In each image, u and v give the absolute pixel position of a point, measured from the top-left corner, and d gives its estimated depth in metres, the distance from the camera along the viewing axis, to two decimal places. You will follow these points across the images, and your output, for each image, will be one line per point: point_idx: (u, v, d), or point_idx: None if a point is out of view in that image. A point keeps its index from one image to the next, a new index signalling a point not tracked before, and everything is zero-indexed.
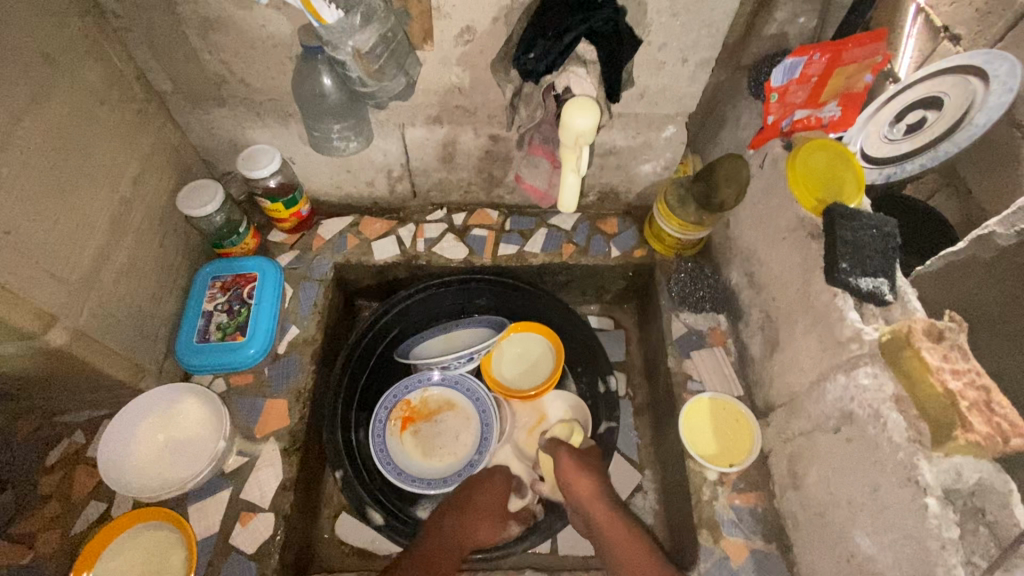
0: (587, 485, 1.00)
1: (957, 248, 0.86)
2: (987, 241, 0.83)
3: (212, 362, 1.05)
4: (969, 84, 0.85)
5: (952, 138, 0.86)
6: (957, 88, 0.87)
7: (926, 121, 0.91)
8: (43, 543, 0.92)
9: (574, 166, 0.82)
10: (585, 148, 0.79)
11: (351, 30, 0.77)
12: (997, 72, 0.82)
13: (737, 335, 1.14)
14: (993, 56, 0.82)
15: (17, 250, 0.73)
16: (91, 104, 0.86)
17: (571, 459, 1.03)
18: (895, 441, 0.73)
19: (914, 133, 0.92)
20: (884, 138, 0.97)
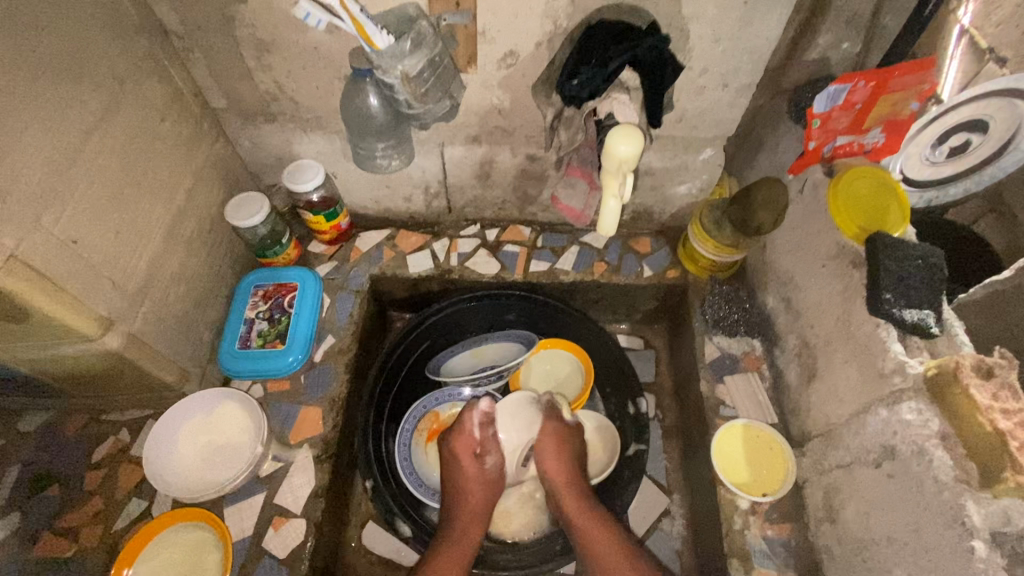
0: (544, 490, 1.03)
1: (1004, 276, 0.84)
2: None
3: (252, 368, 1.09)
4: (1016, 108, 0.88)
5: (1002, 159, 0.93)
6: (1001, 111, 0.90)
7: (970, 144, 0.95)
8: (86, 538, 0.96)
9: (617, 191, 0.82)
10: (628, 172, 0.81)
11: (401, 55, 0.81)
12: None
13: (773, 361, 1.13)
14: None
15: (83, 259, 0.78)
16: (154, 121, 0.91)
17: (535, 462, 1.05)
18: (941, 481, 0.71)
19: (958, 156, 0.96)
20: (926, 161, 0.98)
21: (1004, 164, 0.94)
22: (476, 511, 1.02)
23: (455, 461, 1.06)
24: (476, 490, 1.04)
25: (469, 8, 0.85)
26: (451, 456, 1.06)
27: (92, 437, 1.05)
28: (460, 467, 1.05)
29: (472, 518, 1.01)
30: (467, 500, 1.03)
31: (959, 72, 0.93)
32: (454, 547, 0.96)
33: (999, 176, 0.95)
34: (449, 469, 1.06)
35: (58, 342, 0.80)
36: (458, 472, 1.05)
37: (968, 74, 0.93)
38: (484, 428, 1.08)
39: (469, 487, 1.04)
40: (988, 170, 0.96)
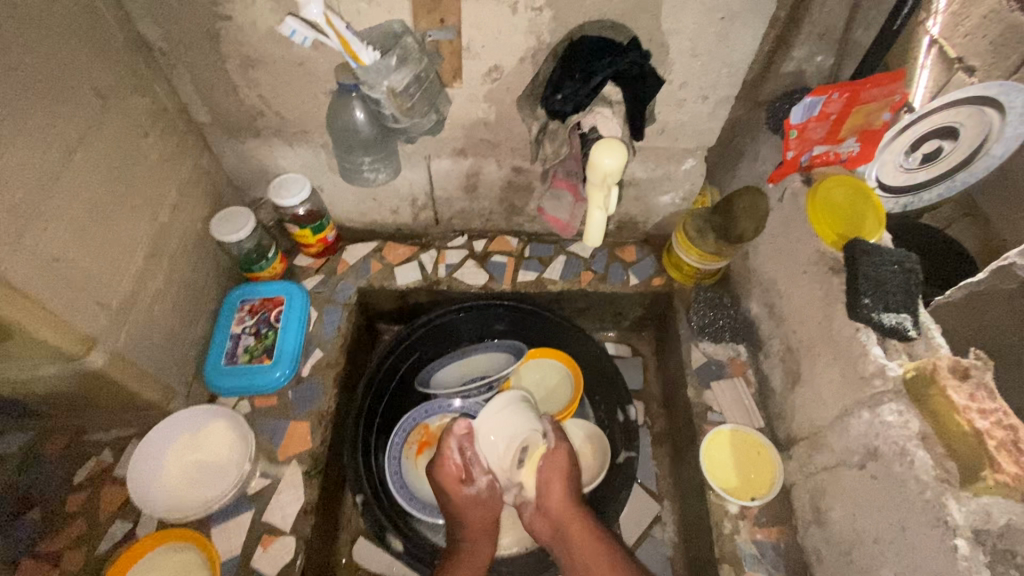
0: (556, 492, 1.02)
1: (975, 279, 0.88)
2: (1008, 271, 0.84)
3: (240, 384, 1.08)
4: (985, 116, 0.91)
5: (971, 167, 0.96)
6: (970, 119, 0.93)
7: (941, 151, 0.98)
8: (68, 562, 0.94)
9: (602, 203, 0.84)
10: (612, 184, 0.81)
11: (387, 70, 0.82)
12: (1014, 104, 0.87)
13: (758, 366, 1.15)
14: (1010, 89, 0.87)
15: (65, 277, 0.77)
16: (138, 137, 0.91)
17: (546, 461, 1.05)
18: (923, 480, 0.73)
19: (930, 164, 0.99)
20: (901, 168, 1.02)
21: (976, 169, 0.97)
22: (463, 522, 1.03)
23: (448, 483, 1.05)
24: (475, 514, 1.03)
25: (454, 23, 0.86)
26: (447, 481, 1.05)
27: (73, 457, 1.03)
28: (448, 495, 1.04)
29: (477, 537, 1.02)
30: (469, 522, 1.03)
31: (929, 81, 0.98)
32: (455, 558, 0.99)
33: (971, 181, 0.98)
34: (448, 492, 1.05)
35: (39, 361, 0.79)
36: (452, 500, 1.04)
37: (937, 83, 0.97)
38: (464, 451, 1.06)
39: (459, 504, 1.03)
40: (961, 176, 0.99)
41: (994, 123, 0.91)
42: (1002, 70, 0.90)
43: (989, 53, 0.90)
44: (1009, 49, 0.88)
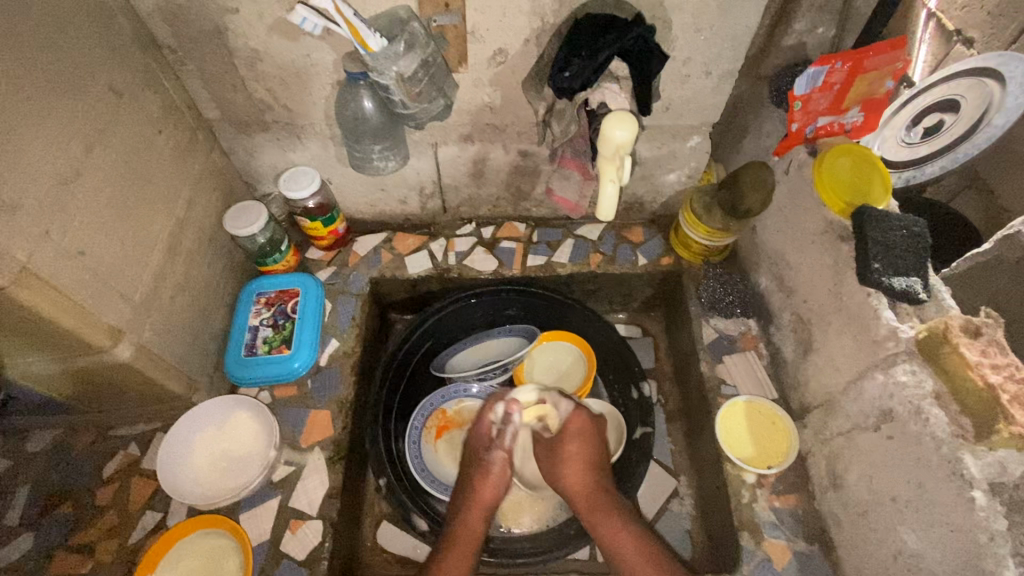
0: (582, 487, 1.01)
1: (982, 249, 0.88)
2: (1013, 240, 0.84)
3: (260, 375, 1.10)
4: (985, 87, 0.89)
5: (973, 139, 0.92)
6: (972, 91, 0.91)
7: (943, 124, 0.95)
8: (102, 553, 0.96)
9: (615, 176, 0.82)
10: (624, 157, 0.80)
11: (395, 56, 0.83)
12: (1013, 73, 0.85)
13: (769, 339, 1.16)
14: (1007, 58, 0.86)
15: (91, 271, 0.77)
16: (152, 133, 0.92)
17: (578, 454, 1.03)
18: (938, 437, 0.74)
19: (931, 137, 0.97)
20: (901, 142, 1.00)
21: (977, 141, 0.92)
22: (486, 503, 1.01)
23: (473, 464, 1.06)
24: (486, 486, 1.02)
25: (458, 8, 0.87)
26: (475, 463, 1.05)
27: (100, 453, 1.06)
28: (478, 483, 1.02)
29: (481, 512, 1.00)
30: (484, 495, 1.01)
31: (928, 55, 1.00)
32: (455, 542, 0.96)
33: (973, 153, 0.93)
34: (468, 471, 1.05)
35: (68, 356, 0.80)
36: (472, 486, 1.02)
37: (935, 57, 0.99)
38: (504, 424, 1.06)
39: (489, 498, 1.01)
40: (962, 149, 0.94)
41: (994, 94, 0.88)
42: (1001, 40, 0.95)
43: (987, 23, 0.95)
44: (1006, 19, 0.94)
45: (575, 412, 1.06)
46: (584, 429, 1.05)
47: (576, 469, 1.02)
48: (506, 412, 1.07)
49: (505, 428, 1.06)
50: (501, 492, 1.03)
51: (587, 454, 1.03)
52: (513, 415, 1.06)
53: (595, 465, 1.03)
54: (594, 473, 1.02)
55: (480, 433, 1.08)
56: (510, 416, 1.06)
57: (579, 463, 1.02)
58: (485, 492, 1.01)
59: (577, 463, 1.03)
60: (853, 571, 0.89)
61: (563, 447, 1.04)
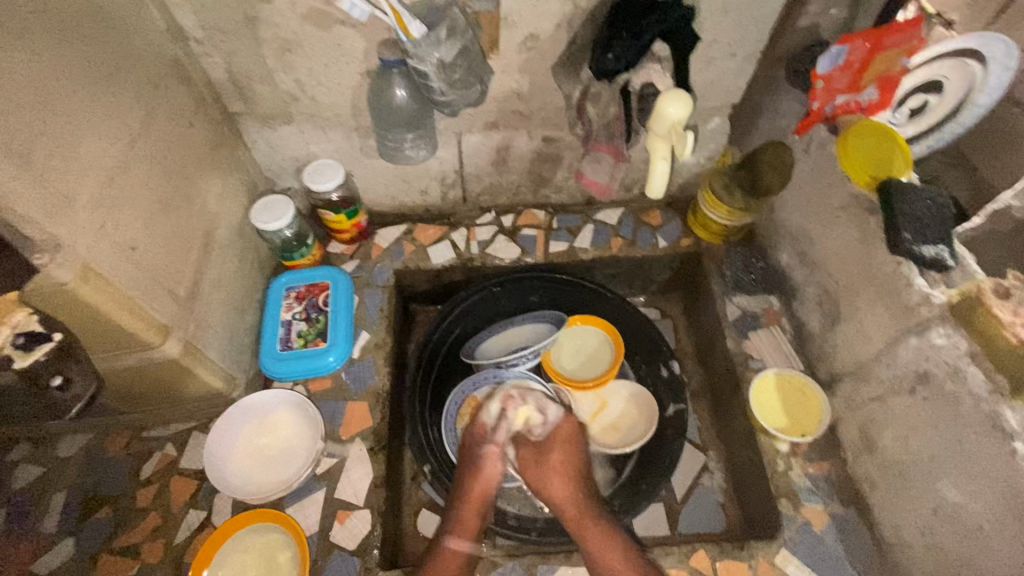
0: (559, 490, 1.01)
1: (971, 223, 0.87)
2: (1003, 214, 0.85)
3: (296, 369, 1.09)
4: (967, 66, 0.88)
5: (959, 118, 0.91)
6: (955, 70, 0.90)
7: (928, 104, 0.94)
8: (148, 554, 0.95)
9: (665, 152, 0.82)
10: (679, 135, 0.82)
11: (437, 42, 0.83)
12: (994, 53, 0.84)
13: (792, 314, 1.19)
14: (987, 38, 0.84)
15: (141, 266, 0.76)
16: (185, 126, 0.91)
17: (559, 461, 1.04)
18: (977, 394, 0.78)
19: (917, 117, 0.96)
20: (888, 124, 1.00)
21: (963, 120, 0.90)
22: (478, 499, 1.00)
23: (467, 457, 1.05)
24: (480, 482, 1.01)
25: None
26: (470, 462, 1.04)
27: (136, 454, 1.04)
28: (471, 476, 1.02)
29: (467, 502, 0.99)
30: (474, 487, 1.01)
31: None
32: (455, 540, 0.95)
33: (959, 133, 0.91)
34: (465, 469, 1.03)
35: (118, 353, 0.79)
36: (465, 479, 1.02)
37: None
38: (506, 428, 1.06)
39: (485, 493, 1.00)
40: (948, 127, 0.92)
41: (976, 73, 0.87)
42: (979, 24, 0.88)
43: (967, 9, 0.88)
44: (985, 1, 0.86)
45: (563, 420, 1.09)
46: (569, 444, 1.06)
47: (555, 473, 1.02)
48: (501, 408, 1.08)
49: (501, 425, 1.06)
50: (496, 487, 1.02)
51: (568, 463, 1.04)
52: (508, 411, 1.07)
53: (576, 474, 1.03)
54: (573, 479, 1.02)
55: (475, 429, 1.07)
56: (506, 412, 1.07)
57: (559, 469, 1.03)
58: (479, 488, 1.01)
59: (563, 471, 1.03)
60: (890, 529, 0.93)
61: (548, 457, 1.04)
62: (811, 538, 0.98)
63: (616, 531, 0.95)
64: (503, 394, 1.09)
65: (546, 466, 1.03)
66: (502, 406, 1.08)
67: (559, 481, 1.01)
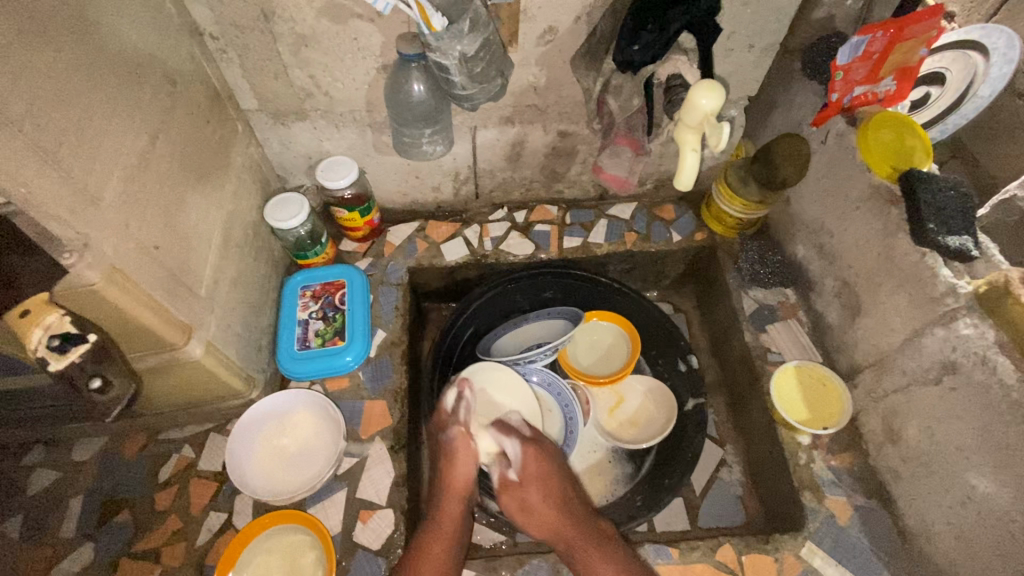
0: (546, 512, 0.94)
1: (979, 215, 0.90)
2: (1010, 204, 0.86)
3: (315, 368, 1.08)
4: (970, 59, 0.90)
5: (959, 109, 0.91)
6: (957, 63, 0.93)
7: (931, 96, 0.97)
8: (169, 558, 0.94)
9: (695, 143, 0.82)
10: (711, 127, 0.80)
11: (460, 35, 0.82)
12: (996, 44, 0.86)
13: (809, 306, 1.19)
14: (991, 30, 0.87)
15: (163, 265, 0.75)
16: (201, 123, 0.89)
17: (535, 470, 0.98)
18: (1006, 384, 0.78)
19: (921, 109, 0.98)
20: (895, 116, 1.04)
21: (964, 111, 0.91)
22: (462, 488, 0.98)
23: (439, 448, 1.04)
24: (459, 468, 1.00)
25: None
26: (442, 451, 1.03)
27: (154, 457, 1.03)
28: (448, 469, 1.00)
29: (452, 496, 0.98)
30: (454, 477, 0.99)
31: None
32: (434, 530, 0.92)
33: (960, 124, 0.92)
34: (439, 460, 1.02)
35: (140, 355, 0.77)
36: (445, 470, 1.00)
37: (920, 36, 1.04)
38: (466, 408, 1.06)
39: (462, 478, 0.99)
40: (951, 118, 0.93)
41: (978, 65, 0.89)
42: (983, 12, 0.94)
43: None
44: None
45: (525, 448, 1.01)
46: (541, 462, 1.00)
47: (536, 486, 0.97)
48: (459, 393, 1.08)
49: (460, 405, 1.06)
50: (473, 470, 1.00)
51: (548, 481, 0.97)
52: (465, 394, 1.07)
53: (558, 492, 0.97)
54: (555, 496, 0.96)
55: (443, 417, 1.06)
56: (463, 396, 1.07)
57: (542, 486, 0.96)
58: (458, 473, 0.99)
59: (547, 502, 0.95)
60: (915, 520, 0.93)
61: (524, 479, 0.97)
62: (835, 530, 0.98)
63: (606, 547, 0.90)
64: (460, 381, 1.09)
65: (527, 504, 0.95)
66: (460, 394, 1.07)
67: (542, 498, 0.95)
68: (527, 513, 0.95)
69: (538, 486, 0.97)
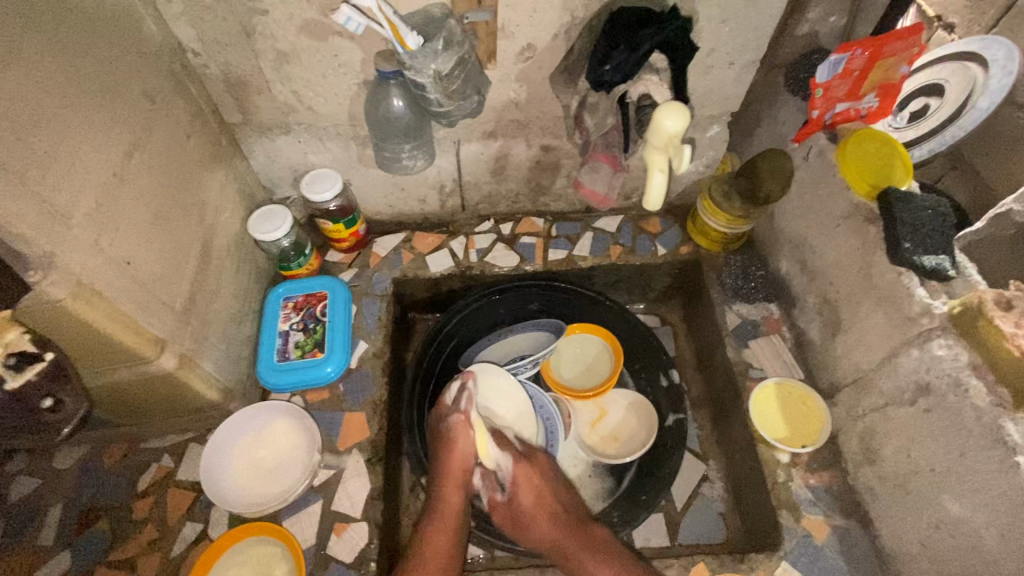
0: (545, 513, 1.00)
1: (973, 229, 0.86)
2: (1005, 218, 0.83)
3: (293, 380, 1.09)
4: (969, 70, 0.87)
5: (960, 121, 0.89)
6: (957, 75, 0.90)
7: (929, 108, 0.94)
8: (144, 567, 0.94)
9: (662, 164, 0.82)
10: (677, 146, 0.82)
11: (433, 54, 0.83)
12: (995, 56, 0.83)
13: (792, 322, 1.19)
14: (989, 41, 0.84)
15: (136, 280, 0.76)
16: (181, 138, 0.90)
17: (527, 476, 1.03)
18: (979, 407, 0.77)
19: (918, 121, 0.96)
20: (890, 127, 1.01)
21: (963, 123, 0.88)
22: (460, 477, 1.02)
23: (438, 438, 1.06)
24: (455, 458, 1.02)
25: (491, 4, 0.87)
26: (440, 440, 1.05)
27: (134, 466, 1.04)
28: (444, 459, 1.02)
29: (454, 485, 1.01)
30: (452, 467, 1.02)
31: None
32: (437, 521, 0.98)
33: (959, 136, 0.89)
34: (437, 449, 1.05)
35: (113, 367, 0.78)
36: (440, 458, 1.03)
37: None
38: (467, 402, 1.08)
39: (457, 467, 1.02)
40: (949, 131, 0.90)
41: (977, 77, 0.86)
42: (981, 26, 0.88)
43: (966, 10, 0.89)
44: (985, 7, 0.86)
45: (517, 464, 1.04)
46: (533, 473, 1.04)
47: (530, 494, 1.01)
48: (462, 384, 1.11)
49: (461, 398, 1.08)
50: (469, 458, 1.03)
51: (543, 488, 1.03)
52: (468, 384, 1.10)
53: (552, 498, 1.02)
54: (550, 504, 1.01)
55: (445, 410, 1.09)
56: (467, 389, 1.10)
57: (535, 494, 1.01)
58: (456, 464, 1.02)
59: (541, 511, 1.00)
60: (891, 541, 0.93)
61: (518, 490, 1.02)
62: (811, 550, 0.97)
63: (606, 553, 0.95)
64: (464, 374, 1.11)
65: (521, 513, 1.00)
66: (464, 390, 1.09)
67: (534, 504, 1.00)
68: (523, 518, 1.00)
69: (531, 493, 1.01)
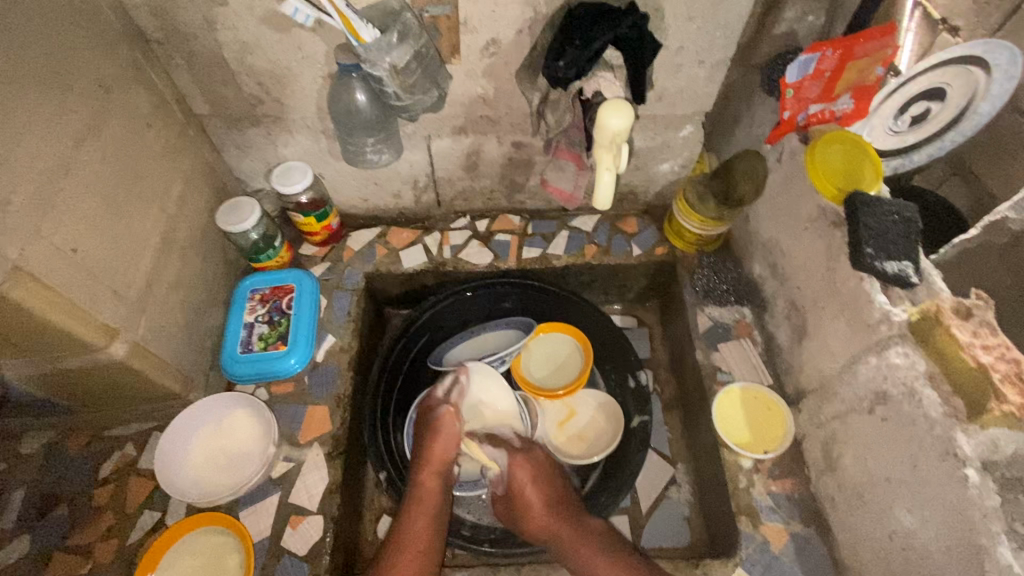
0: (539, 499, 1.00)
1: (968, 235, 0.90)
2: (999, 226, 0.88)
3: (256, 371, 1.09)
4: (971, 74, 0.88)
5: (961, 126, 0.90)
6: (957, 78, 0.90)
7: (930, 112, 0.94)
8: (100, 553, 0.95)
9: (610, 164, 0.85)
10: (621, 146, 0.83)
11: (388, 47, 0.83)
12: (998, 61, 0.84)
13: (763, 326, 1.17)
14: (992, 46, 0.85)
15: (82, 268, 0.76)
16: (141, 128, 0.91)
17: (524, 467, 1.03)
18: (931, 417, 0.75)
19: (919, 125, 0.95)
20: (890, 130, 1.00)
21: (964, 129, 0.90)
22: (443, 464, 1.02)
23: (424, 429, 1.06)
24: (441, 444, 1.03)
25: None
26: (426, 429, 1.06)
27: (97, 453, 1.05)
28: (428, 446, 1.03)
29: (434, 471, 1.01)
30: (436, 454, 1.02)
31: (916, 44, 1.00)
32: (416, 506, 0.97)
33: (958, 142, 0.91)
34: (421, 436, 1.05)
35: (61, 354, 0.79)
36: (424, 445, 1.03)
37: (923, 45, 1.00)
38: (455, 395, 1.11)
39: (440, 453, 1.01)
40: (948, 137, 0.92)
41: (979, 81, 0.87)
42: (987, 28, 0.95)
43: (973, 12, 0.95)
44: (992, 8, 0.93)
45: (515, 457, 1.04)
46: (532, 460, 1.05)
47: (527, 482, 1.01)
48: (454, 378, 1.14)
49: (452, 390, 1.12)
50: (452, 449, 1.03)
51: (540, 477, 1.03)
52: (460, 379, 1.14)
53: (550, 487, 1.02)
54: (546, 492, 1.01)
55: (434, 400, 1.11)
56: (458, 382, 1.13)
57: (532, 482, 1.02)
58: (440, 448, 1.02)
59: (535, 501, 1.00)
60: (847, 550, 0.91)
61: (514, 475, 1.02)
62: (768, 557, 0.96)
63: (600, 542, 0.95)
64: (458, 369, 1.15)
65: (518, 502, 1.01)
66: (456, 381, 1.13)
67: (531, 491, 1.00)
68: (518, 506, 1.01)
69: (527, 481, 1.02)
